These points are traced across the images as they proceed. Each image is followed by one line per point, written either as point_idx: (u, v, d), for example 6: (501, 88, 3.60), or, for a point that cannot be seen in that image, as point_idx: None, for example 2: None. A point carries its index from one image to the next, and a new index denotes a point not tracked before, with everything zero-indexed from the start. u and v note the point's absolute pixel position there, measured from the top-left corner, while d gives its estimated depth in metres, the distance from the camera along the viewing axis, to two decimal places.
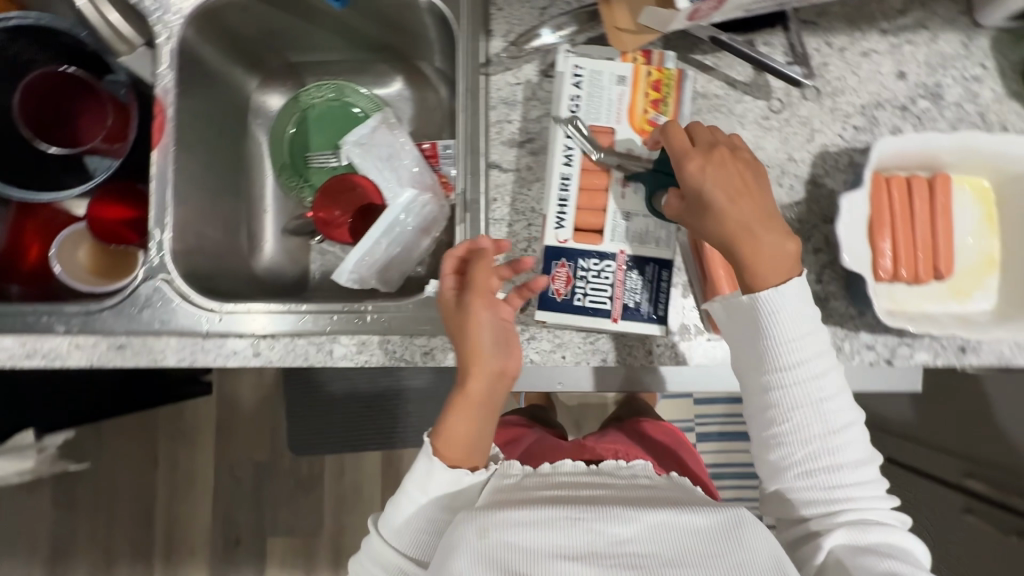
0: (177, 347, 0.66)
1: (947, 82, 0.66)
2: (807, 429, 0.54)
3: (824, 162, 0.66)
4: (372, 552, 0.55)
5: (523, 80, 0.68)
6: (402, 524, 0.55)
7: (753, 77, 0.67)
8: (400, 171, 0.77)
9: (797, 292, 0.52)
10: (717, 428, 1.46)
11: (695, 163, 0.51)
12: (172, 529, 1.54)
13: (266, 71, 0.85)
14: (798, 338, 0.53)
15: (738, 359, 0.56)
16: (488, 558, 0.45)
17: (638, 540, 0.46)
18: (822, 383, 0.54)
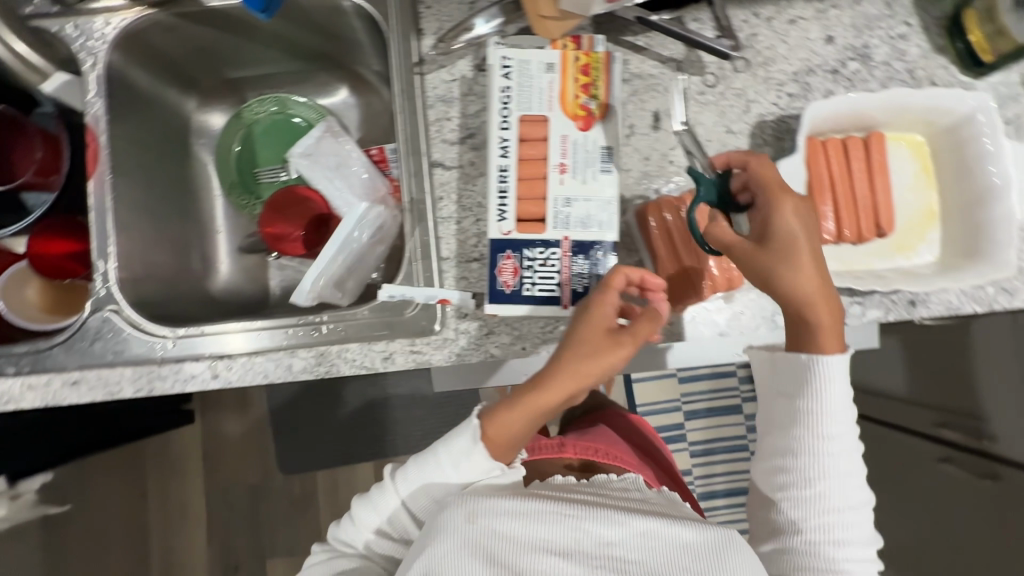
0: (133, 377, 0.65)
1: (875, 43, 0.67)
2: (827, 499, 0.58)
3: (762, 131, 0.67)
4: (383, 506, 0.58)
5: (458, 76, 0.67)
6: (423, 489, 0.56)
7: (685, 53, 0.67)
8: (350, 179, 0.74)
9: (840, 367, 0.57)
10: (703, 405, 1.48)
11: (790, 218, 0.54)
12: (169, 563, 1.52)
13: (204, 90, 0.84)
14: (835, 412, 0.57)
15: (769, 413, 0.61)
16: (476, 544, 0.48)
17: (622, 544, 0.49)
18: (848, 458, 0.58)
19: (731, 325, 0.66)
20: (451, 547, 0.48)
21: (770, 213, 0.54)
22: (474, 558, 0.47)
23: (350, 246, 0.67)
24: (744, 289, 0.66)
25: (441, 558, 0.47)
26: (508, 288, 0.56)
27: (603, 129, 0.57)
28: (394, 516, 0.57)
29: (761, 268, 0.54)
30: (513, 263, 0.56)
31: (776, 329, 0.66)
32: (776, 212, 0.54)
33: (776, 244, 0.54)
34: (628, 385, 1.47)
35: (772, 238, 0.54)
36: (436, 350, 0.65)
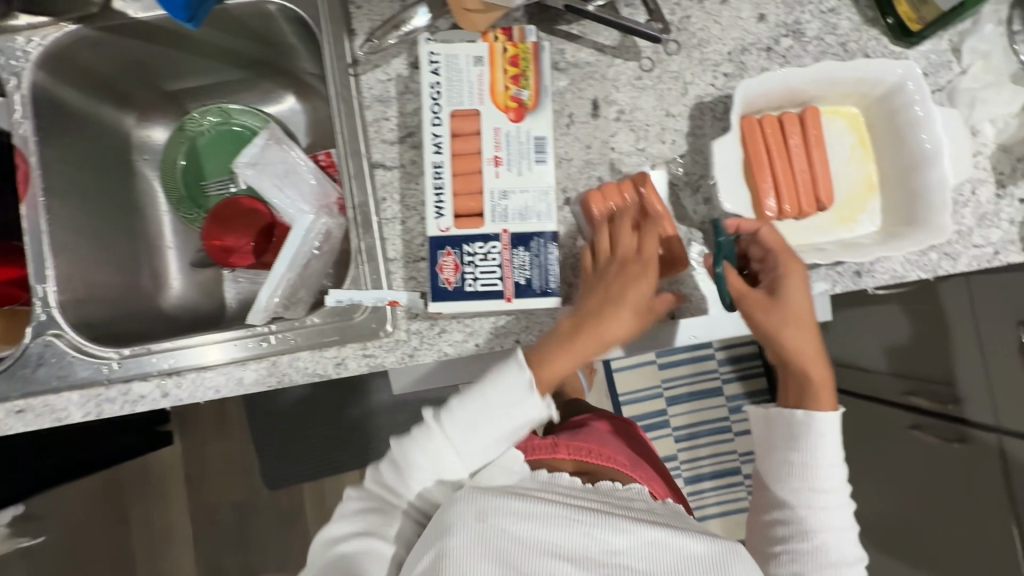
0: (80, 401, 0.63)
1: (806, 18, 0.68)
2: (823, 552, 0.60)
3: (701, 113, 0.67)
4: (428, 445, 0.56)
5: (393, 76, 0.67)
6: (468, 430, 0.55)
7: (620, 39, 0.67)
8: (299, 186, 0.70)
9: (830, 424, 0.60)
10: (684, 391, 1.48)
11: (800, 283, 0.59)
12: None
13: (143, 105, 0.83)
14: (832, 466, 0.61)
15: (766, 466, 0.64)
16: (485, 543, 0.47)
17: (631, 553, 0.49)
18: (841, 512, 0.61)
19: (681, 307, 0.66)
20: (462, 543, 0.47)
21: (782, 276, 0.59)
22: (484, 556, 0.46)
23: (302, 260, 0.66)
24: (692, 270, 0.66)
25: (451, 556, 0.46)
26: (450, 285, 0.56)
27: (536, 119, 0.56)
28: (437, 459, 0.56)
29: (768, 322, 0.59)
30: (454, 259, 0.56)
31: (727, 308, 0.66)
32: (783, 281, 0.59)
33: (785, 304, 0.59)
34: (608, 376, 1.47)
35: (782, 298, 0.59)
36: (387, 353, 0.65)
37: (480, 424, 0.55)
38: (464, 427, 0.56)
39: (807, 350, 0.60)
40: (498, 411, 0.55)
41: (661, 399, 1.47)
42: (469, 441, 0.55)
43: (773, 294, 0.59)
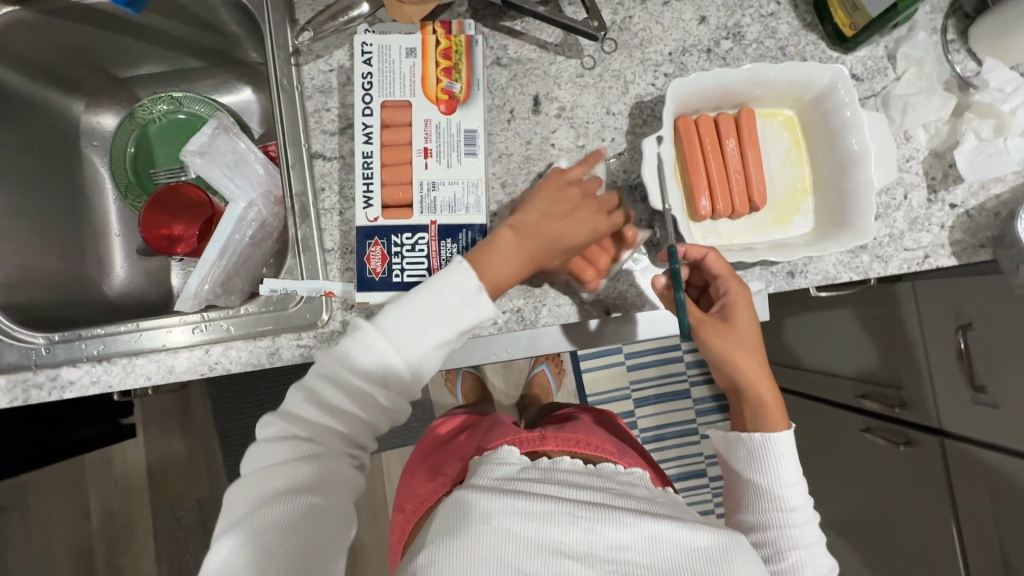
0: (6, 386, 0.63)
1: (746, 21, 0.69)
2: (800, 567, 0.60)
3: (641, 112, 0.68)
4: (372, 347, 0.52)
5: (336, 66, 0.67)
6: (417, 328, 0.53)
7: (563, 37, 0.68)
8: (248, 176, 0.70)
9: (787, 444, 0.61)
10: (652, 392, 1.48)
11: (748, 308, 0.61)
12: None
13: (92, 91, 0.82)
14: (794, 484, 0.61)
15: (736, 488, 0.64)
16: (494, 546, 0.49)
17: (634, 547, 0.50)
18: (811, 527, 0.61)
19: (617, 304, 0.66)
20: (470, 545, 0.48)
21: (732, 302, 0.60)
22: (488, 559, 0.48)
23: (235, 250, 0.66)
24: (626, 269, 0.66)
25: (455, 559, 0.48)
26: (377, 275, 0.56)
27: (467, 112, 0.57)
28: (384, 365, 0.52)
29: (723, 347, 0.60)
30: (381, 250, 0.56)
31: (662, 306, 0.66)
32: (733, 303, 0.60)
33: (735, 328, 0.60)
34: (575, 376, 1.47)
35: (732, 322, 0.60)
36: (321, 343, 0.64)
37: (427, 328, 0.53)
38: (412, 328, 0.53)
39: (757, 372, 0.61)
40: (451, 315, 0.53)
41: (628, 401, 1.47)
42: (415, 346, 0.53)
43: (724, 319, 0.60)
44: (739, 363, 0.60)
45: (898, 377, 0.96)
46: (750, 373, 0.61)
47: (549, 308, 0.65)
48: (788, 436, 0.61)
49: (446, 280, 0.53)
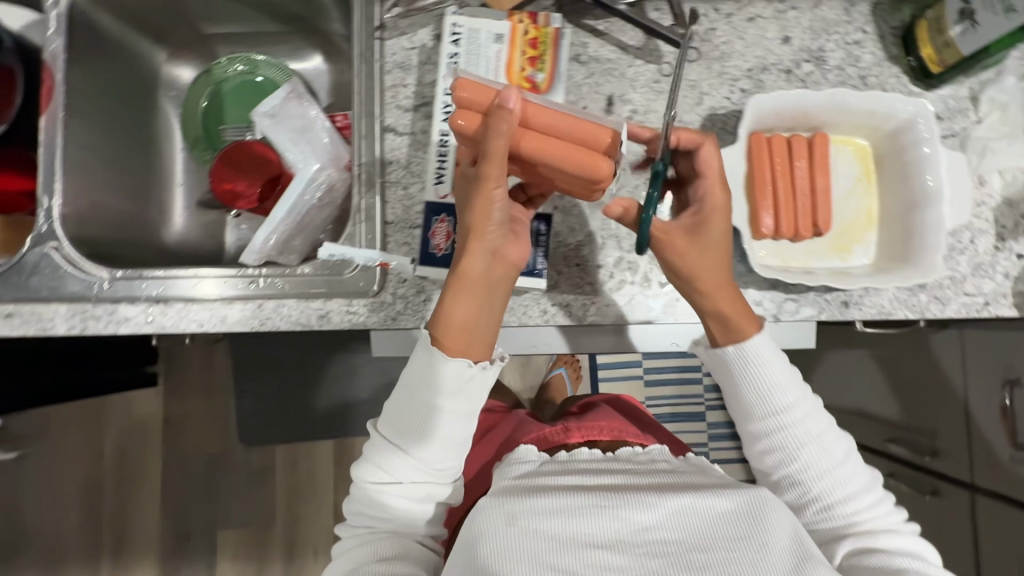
0: (67, 314, 0.65)
1: (830, 47, 0.68)
2: (815, 463, 0.59)
3: (713, 124, 0.68)
4: (374, 454, 0.57)
5: (418, 45, 0.68)
6: (396, 420, 0.57)
7: (644, 41, 0.68)
8: (313, 144, 0.71)
9: (764, 344, 0.60)
10: (667, 410, 1.46)
11: (721, 217, 0.58)
12: (122, 524, 1.53)
13: (177, 43, 0.85)
14: (787, 383, 0.60)
15: (733, 403, 0.63)
16: (523, 546, 0.47)
17: (665, 527, 0.49)
18: (814, 418, 0.61)
19: (665, 312, 0.66)
20: (500, 548, 0.46)
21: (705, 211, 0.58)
22: (522, 562, 0.46)
23: (302, 209, 0.67)
24: None
25: (487, 561, 0.46)
26: (440, 250, 0.64)
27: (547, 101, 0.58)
28: (386, 465, 0.57)
29: (685, 256, 0.57)
30: (446, 227, 0.64)
31: None
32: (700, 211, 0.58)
33: (703, 239, 0.57)
34: (592, 384, 1.46)
35: (701, 230, 0.58)
36: (370, 312, 0.65)
37: (406, 414, 0.56)
38: (399, 426, 0.57)
39: (725, 285, 0.58)
40: (423, 399, 0.56)
41: None
42: (403, 434, 0.56)
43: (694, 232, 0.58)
44: (702, 273, 0.57)
45: (932, 425, 0.94)
46: (717, 287, 0.58)
47: (597, 308, 0.66)
48: (762, 338, 0.60)
49: (428, 391, 0.55)
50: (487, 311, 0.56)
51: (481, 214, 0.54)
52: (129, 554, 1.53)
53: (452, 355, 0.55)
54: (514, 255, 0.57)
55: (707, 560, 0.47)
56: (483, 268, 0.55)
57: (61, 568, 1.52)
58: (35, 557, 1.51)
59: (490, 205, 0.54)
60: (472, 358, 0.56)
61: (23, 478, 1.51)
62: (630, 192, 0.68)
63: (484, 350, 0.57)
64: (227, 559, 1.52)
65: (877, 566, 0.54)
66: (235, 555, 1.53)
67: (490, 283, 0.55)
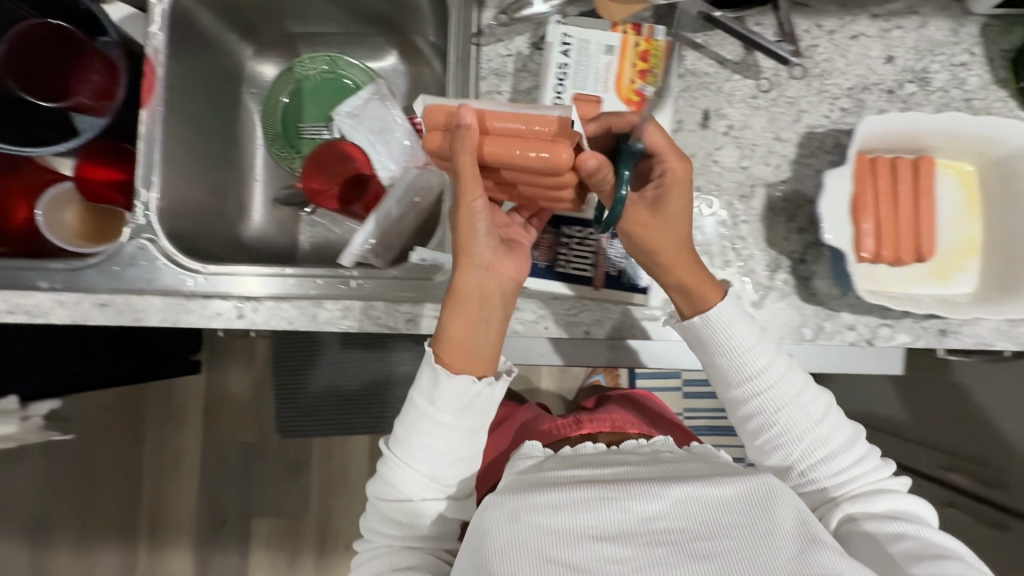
0: (161, 307, 0.66)
1: (935, 68, 0.67)
2: (792, 426, 0.59)
3: (811, 142, 0.67)
4: (387, 472, 0.58)
5: (514, 52, 0.68)
6: (401, 436, 0.57)
7: (743, 55, 0.67)
8: (393, 145, 0.76)
9: (733, 310, 0.59)
10: (704, 424, 1.39)
11: (682, 189, 0.57)
12: (159, 508, 1.55)
13: (261, 41, 0.86)
14: (757, 349, 0.59)
15: (709, 371, 0.62)
16: (527, 543, 0.44)
17: (669, 517, 0.46)
18: (791, 381, 0.60)
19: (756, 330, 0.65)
20: (503, 546, 0.44)
21: (667, 180, 0.56)
22: (525, 557, 0.43)
23: (403, 207, 0.69)
24: (772, 297, 0.66)
25: (491, 559, 0.44)
26: (542, 263, 0.64)
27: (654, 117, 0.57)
28: (395, 479, 0.57)
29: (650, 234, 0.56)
30: (550, 238, 0.65)
31: (801, 341, 0.65)
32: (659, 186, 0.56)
33: (664, 211, 0.56)
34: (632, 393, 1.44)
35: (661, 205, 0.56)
36: None
37: (408, 429, 0.57)
38: (405, 443, 0.57)
39: (685, 255, 0.57)
40: (420, 411, 0.56)
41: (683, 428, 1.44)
42: (408, 447, 0.57)
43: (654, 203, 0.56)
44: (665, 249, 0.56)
45: None
46: (677, 258, 0.57)
47: None
48: (727, 304, 0.59)
49: (431, 405, 0.56)
50: (485, 325, 0.55)
51: (466, 231, 0.54)
52: (165, 536, 1.55)
53: (455, 372, 0.56)
54: (510, 269, 0.55)
55: (715, 550, 0.44)
56: (477, 284, 0.54)
57: (98, 547, 1.53)
58: (72, 536, 1.53)
59: (472, 221, 0.53)
60: (477, 374, 0.56)
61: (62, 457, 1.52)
62: (724, 207, 0.66)
63: (488, 364, 0.56)
64: (261, 547, 1.54)
65: (869, 531, 0.54)
66: (268, 543, 1.55)
67: (490, 297, 0.55)
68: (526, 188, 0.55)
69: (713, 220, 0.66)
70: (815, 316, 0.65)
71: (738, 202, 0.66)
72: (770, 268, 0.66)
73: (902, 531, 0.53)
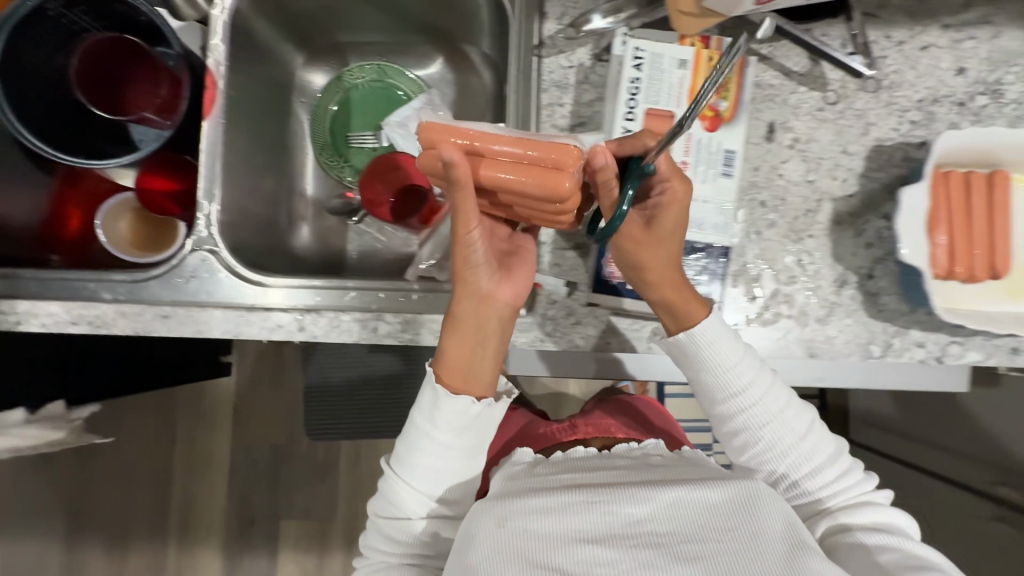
0: (222, 318, 0.67)
1: (1008, 80, 0.65)
2: (778, 442, 0.56)
3: (879, 155, 0.65)
4: (387, 490, 0.58)
5: (576, 64, 0.67)
6: (402, 453, 0.58)
7: (810, 66, 0.66)
8: None
9: (717, 326, 0.56)
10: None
11: (680, 212, 0.53)
12: (189, 508, 1.53)
13: (311, 50, 0.86)
14: (741, 362, 0.56)
15: (694, 385, 0.59)
16: (511, 548, 0.44)
17: (656, 520, 0.45)
18: (775, 396, 0.57)
19: (823, 346, 0.64)
20: (489, 552, 0.44)
21: (665, 203, 0.53)
22: (508, 561, 0.43)
23: None
24: (838, 313, 0.65)
25: (477, 565, 0.44)
26: (612, 280, 0.63)
27: (729, 132, 0.56)
28: (393, 495, 0.58)
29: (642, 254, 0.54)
30: None
31: (868, 358, 0.64)
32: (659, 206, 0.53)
33: (658, 232, 0.53)
34: None
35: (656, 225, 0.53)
36: (521, 334, 0.65)
37: (408, 446, 0.57)
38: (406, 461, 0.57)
39: (673, 276, 0.55)
40: (417, 427, 0.57)
41: None
42: (407, 464, 0.57)
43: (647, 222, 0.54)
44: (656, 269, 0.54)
45: None
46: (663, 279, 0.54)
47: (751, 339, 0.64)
48: (714, 321, 0.56)
49: (430, 426, 0.56)
50: (481, 350, 0.55)
51: (463, 258, 0.54)
52: (193, 536, 1.52)
53: (454, 392, 0.56)
54: (505, 295, 0.56)
55: (701, 553, 0.43)
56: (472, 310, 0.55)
57: (128, 547, 1.52)
58: (101, 538, 1.51)
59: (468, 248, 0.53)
60: (477, 395, 0.56)
61: (91, 456, 1.50)
62: (790, 221, 0.65)
63: (486, 385, 0.57)
64: (289, 548, 1.51)
65: (854, 543, 0.51)
66: (296, 544, 1.52)
67: (486, 322, 0.56)
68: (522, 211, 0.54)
69: (778, 234, 0.65)
70: (883, 332, 0.64)
71: (804, 216, 0.65)
72: (837, 283, 0.65)
73: (886, 543, 0.50)
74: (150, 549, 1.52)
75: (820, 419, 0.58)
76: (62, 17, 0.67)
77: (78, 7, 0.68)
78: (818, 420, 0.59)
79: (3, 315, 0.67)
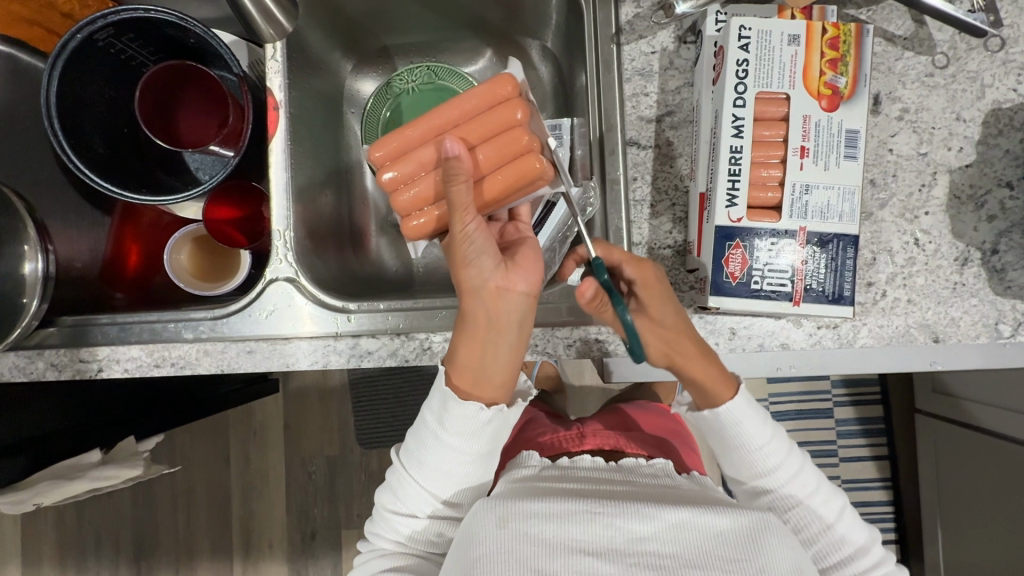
0: (309, 350, 0.64)
1: None
2: (807, 525, 0.57)
3: (997, 120, 0.60)
4: (396, 479, 0.57)
5: (658, 48, 0.62)
6: (412, 449, 0.56)
7: (914, 30, 0.61)
8: None
9: (745, 408, 0.56)
10: (791, 408, 1.22)
11: (657, 291, 0.55)
12: (248, 526, 1.40)
13: (359, 57, 0.82)
14: (768, 445, 0.57)
15: (722, 461, 0.61)
16: (510, 552, 0.42)
17: (659, 540, 0.42)
18: (803, 480, 0.57)
19: (948, 330, 0.60)
20: (486, 553, 0.42)
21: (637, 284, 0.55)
22: (505, 564, 0.42)
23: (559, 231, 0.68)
24: (963, 294, 0.60)
25: (469, 563, 0.43)
26: (735, 280, 0.53)
27: (851, 110, 0.52)
28: (399, 483, 0.57)
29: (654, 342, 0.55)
30: (743, 254, 0.53)
31: (998, 339, 0.60)
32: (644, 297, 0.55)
33: (655, 318, 0.54)
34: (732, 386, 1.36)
35: (651, 312, 0.54)
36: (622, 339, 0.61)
37: (418, 441, 0.56)
38: (417, 455, 0.56)
39: (696, 351, 0.54)
40: (426, 424, 0.55)
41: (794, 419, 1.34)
42: (416, 457, 0.56)
43: (642, 313, 0.55)
44: (671, 353, 0.55)
45: None
46: (690, 355, 0.54)
47: (870, 328, 0.60)
48: (740, 402, 0.56)
49: (441, 426, 0.54)
50: (493, 348, 0.52)
51: (462, 254, 0.51)
52: (259, 551, 1.40)
53: (463, 397, 0.53)
54: (517, 284, 0.52)
55: None
56: (481, 306, 0.51)
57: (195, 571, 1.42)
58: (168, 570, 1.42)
59: (466, 238, 0.51)
60: (486, 401, 0.53)
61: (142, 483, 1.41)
62: (903, 199, 0.61)
63: (498, 390, 0.54)
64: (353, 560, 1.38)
65: None
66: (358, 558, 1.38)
67: (503, 319, 0.52)
68: (495, 182, 0.56)
69: (892, 214, 0.61)
70: (1014, 311, 0.59)
71: (919, 193, 0.61)
72: (959, 262, 0.60)
73: None
74: (215, 572, 1.41)
75: (849, 503, 0.59)
76: (111, 45, 0.64)
77: (126, 33, 0.63)
78: (848, 505, 0.59)
79: (85, 363, 0.65)
